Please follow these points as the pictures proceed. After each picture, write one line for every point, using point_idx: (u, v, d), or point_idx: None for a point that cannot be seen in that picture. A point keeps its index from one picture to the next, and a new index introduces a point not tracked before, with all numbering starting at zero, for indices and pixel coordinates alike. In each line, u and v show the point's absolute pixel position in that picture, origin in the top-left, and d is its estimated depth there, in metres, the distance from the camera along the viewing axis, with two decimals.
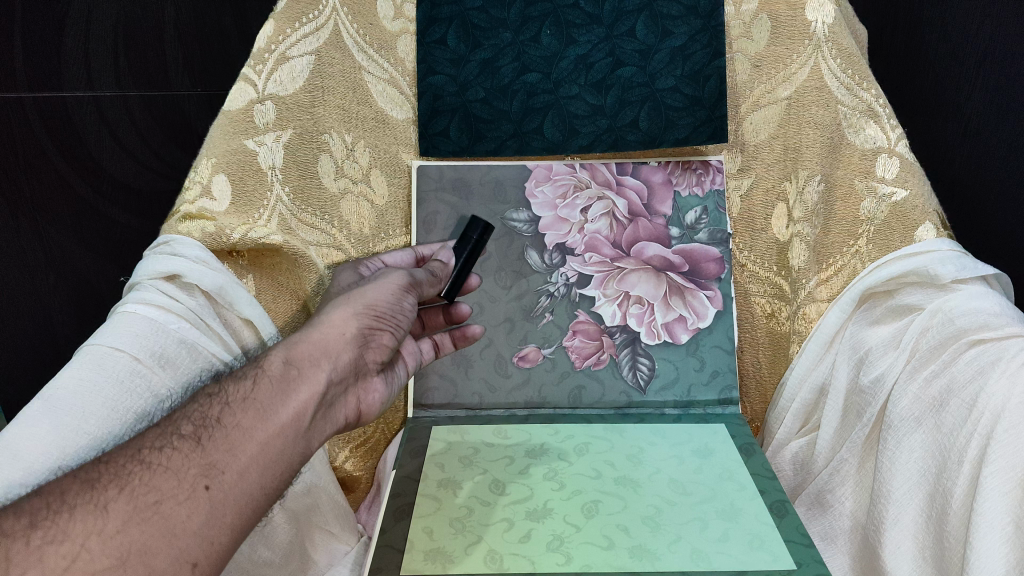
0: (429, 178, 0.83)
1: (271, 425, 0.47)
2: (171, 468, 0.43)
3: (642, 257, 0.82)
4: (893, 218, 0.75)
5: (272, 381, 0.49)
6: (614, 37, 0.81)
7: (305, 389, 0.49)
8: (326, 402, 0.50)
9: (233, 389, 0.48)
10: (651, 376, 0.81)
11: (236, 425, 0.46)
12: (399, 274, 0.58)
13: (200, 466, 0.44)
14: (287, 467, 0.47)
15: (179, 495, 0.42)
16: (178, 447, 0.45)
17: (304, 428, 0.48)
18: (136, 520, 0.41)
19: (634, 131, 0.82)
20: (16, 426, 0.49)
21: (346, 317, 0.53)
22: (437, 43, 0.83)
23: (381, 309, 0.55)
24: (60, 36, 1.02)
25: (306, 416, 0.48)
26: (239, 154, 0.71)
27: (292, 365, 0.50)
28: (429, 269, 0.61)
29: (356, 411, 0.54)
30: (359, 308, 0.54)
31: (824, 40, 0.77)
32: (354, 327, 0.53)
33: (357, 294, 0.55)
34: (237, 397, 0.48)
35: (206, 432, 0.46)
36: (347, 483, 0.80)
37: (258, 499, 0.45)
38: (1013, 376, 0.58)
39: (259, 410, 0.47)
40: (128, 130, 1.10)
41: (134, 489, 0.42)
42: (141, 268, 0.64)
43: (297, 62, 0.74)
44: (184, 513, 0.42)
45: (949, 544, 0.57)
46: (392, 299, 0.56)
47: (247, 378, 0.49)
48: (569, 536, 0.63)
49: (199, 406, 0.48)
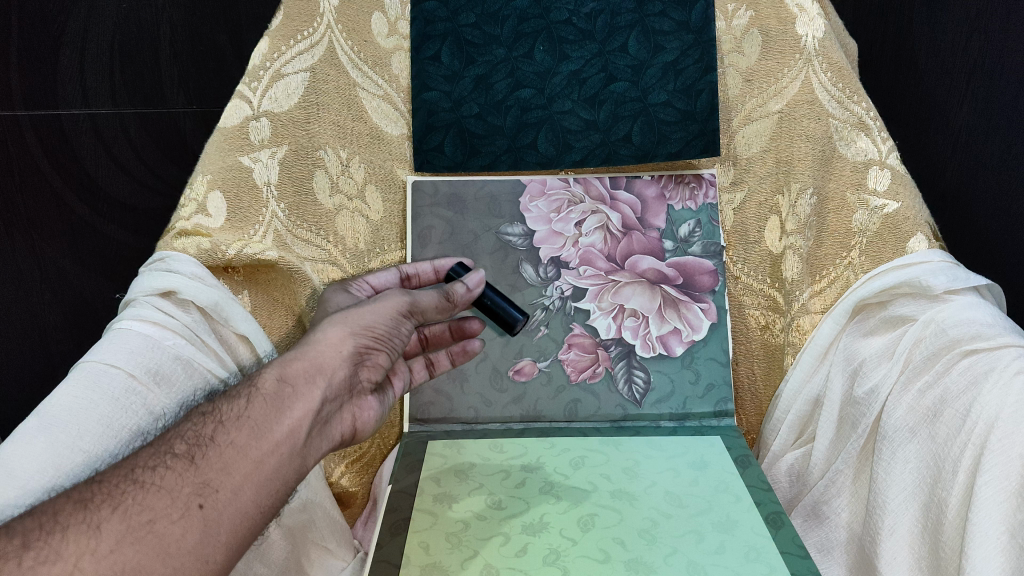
0: (423, 194, 0.84)
1: (266, 443, 0.47)
2: (164, 487, 0.43)
3: (637, 270, 0.82)
4: (885, 230, 0.75)
5: (266, 398, 0.49)
6: (606, 53, 0.82)
7: (299, 406, 0.49)
8: (321, 419, 0.51)
9: (227, 407, 0.48)
10: (647, 390, 0.81)
11: (229, 443, 0.46)
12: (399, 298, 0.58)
13: (194, 484, 0.44)
14: (282, 484, 0.47)
15: (173, 514, 0.42)
16: (171, 466, 0.44)
17: (300, 445, 0.49)
18: (131, 540, 0.40)
19: (627, 145, 0.83)
20: (10, 443, 0.49)
21: (342, 337, 0.53)
22: (431, 60, 0.84)
23: (378, 330, 0.55)
24: (54, 55, 1.04)
25: (301, 433, 0.49)
26: (234, 170, 0.71)
27: (287, 382, 0.50)
28: (449, 292, 0.60)
29: (352, 428, 0.55)
30: (355, 328, 0.54)
31: (815, 54, 0.78)
32: (350, 346, 0.53)
33: (353, 313, 0.55)
34: (231, 416, 0.48)
35: (200, 451, 0.46)
36: (343, 499, 0.80)
37: (253, 516, 0.45)
38: (1005, 385, 0.58)
39: (254, 428, 0.47)
40: (124, 147, 1.10)
41: (127, 509, 0.42)
42: (137, 284, 0.64)
43: (292, 79, 0.75)
44: (178, 532, 0.42)
45: (945, 553, 0.57)
46: (390, 321, 0.56)
47: (241, 396, 0.49)
48: (565, 550, 0.63)
49: (193, 425, 0.48)
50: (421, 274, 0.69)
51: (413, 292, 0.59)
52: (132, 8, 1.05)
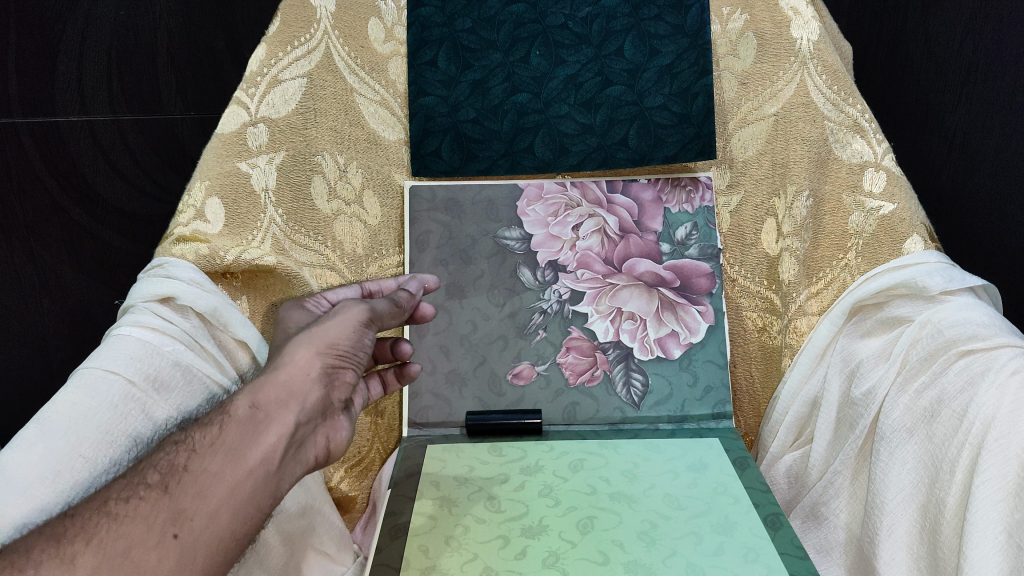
0: (421, 199, 0.84)
1: (241, 468, 0.48)
2: (139, 516, 0.45)
3: (633, 274, 0.83)
4: (881, 232, 0.75)
5: (239, 424, 0.50)
6: (602, 57, 0.83)
7: (274, 430, 0.50)
8: (295, 443, 0.51)
9: (199, 435, 0.50)
10: (645, 393, 0.81)
11: (204, 469, 0.48)
12: (358, 308, 0.57)
13: (169, 512, 0.46)
14: (259, 507, 0.49)
15: (149, 541, 0.44)
16: (145, 496, 0.46)
17: (274, 469, 0.49)
18: (107, 569, 0.43)
19: (623, 149, 0.83)
20: (11, 449, 0.50)
21: (309, 358, 0.52)
22: (428, 65, 0.84)
23: (342, 347, 0.54)
24: (52, 63, 1.05)
25: (275, 457, 0.49)
26: (232, 177, 0.72)
27: (260, 408, 0.51)
28: (395, 299, 0.62)
29: (326, 450, 0.54)
30: (320, 348, 0.53)
31: (810, 57, 0.79)
32: (318, 367, 0.52)
33: (315, 332, 0.54)
34: (204, 443, 0.49)
35: (174, 479, 0.47)
36: (342, 504, 0.81)
37: (230, 541, 0.47)
38: (1002, 385, 0.58)
39: (229, 454, 0.48)
40: (122, 153, 1.10)
41: (101, 539, 0.44)
42: (135, 290, 0.64)
43: (289, 85, 0.75)
44: (153, 560, 0.44)
45: (943, 553, 0.58)
46: (353, 335, 0.55)
47: (214, 423, 0.50)
48: (564, 552, 0.63)
49: (166, 454, 0.49)
50: (384, 289, 0.68)
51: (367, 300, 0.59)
52: (130, 15, 1.06)
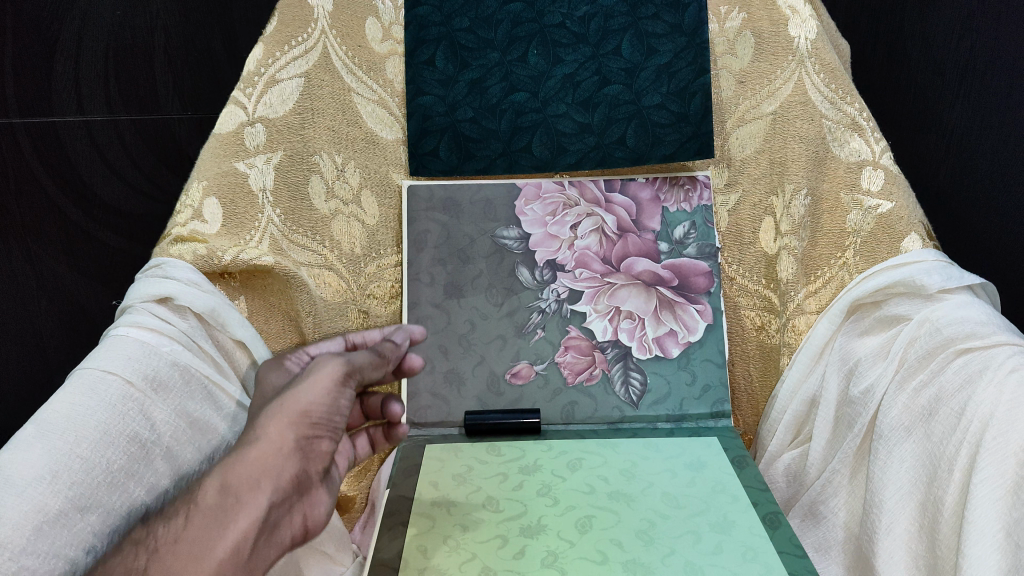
0: (419, 198, 0.83)
1: (206, 565, 0.47)
2: None
3: (631, 273, 0.83)
4: (880, 229, 0.77)
5: (206, 513, 0.48)
6: (600, 56, 0.82)
7: (243, 518, 0.48)
8: (268, 526, 0.50)
9: (161, 531, 0.48)
10: (644, 392, 0.81)
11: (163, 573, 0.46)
12: (334, 365, 0.53)
13: None
14: None
15: None
16: None
17: (244, 558, 0.48)
18: None
19: (621, 147, 0.83)
20: (9, 450, 0.49)
21: (281, 431, 0.50)
22: (426, 64, 0.83)
23: (315, 415, 0.51)
24: (49, 63, 1.04)
25: (245, 548, 0.48)
26: (229, 176, 0.73)
27: (229, 492, 0.49)
28: (378, 352, 0.58)
29: (303, 527, 0.53)
30: (292, 418, 0.51)
31: (807, 56, 0.80)
32: (291, 442, 0.50)
33: (287, 400, 0.51)
34: (167, 540, 0.48)
35: None
36: (342, 502, 0.81)
37: None
38: (1000, 383, 0.58)
39: (192, 553, 0.47)
40: (119, 152, 1.10)
41: None
42: (133, 291, 0.64)
43: (286, 84, 0.76)
44: None
45: (941, 552, 0.58)
46: (328, 399, 0.52)
47: (177, 515, 0.49)
48: (563, 552, 0.63)
49: (122, 557, 0.47)
50: (369, 339, 0.64)
51: (346, 354, 0.55)
52: (127, 14, 1.05)
